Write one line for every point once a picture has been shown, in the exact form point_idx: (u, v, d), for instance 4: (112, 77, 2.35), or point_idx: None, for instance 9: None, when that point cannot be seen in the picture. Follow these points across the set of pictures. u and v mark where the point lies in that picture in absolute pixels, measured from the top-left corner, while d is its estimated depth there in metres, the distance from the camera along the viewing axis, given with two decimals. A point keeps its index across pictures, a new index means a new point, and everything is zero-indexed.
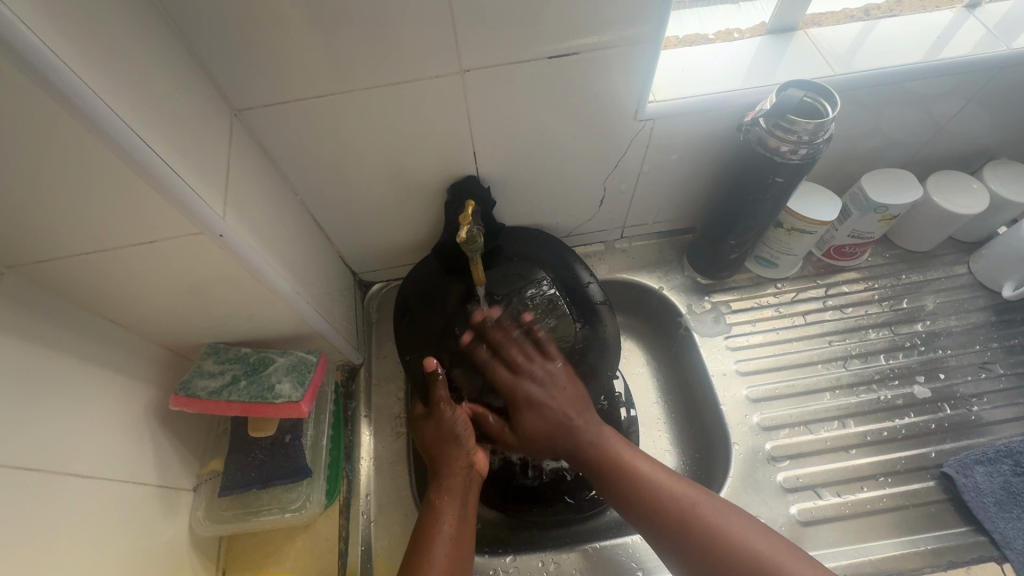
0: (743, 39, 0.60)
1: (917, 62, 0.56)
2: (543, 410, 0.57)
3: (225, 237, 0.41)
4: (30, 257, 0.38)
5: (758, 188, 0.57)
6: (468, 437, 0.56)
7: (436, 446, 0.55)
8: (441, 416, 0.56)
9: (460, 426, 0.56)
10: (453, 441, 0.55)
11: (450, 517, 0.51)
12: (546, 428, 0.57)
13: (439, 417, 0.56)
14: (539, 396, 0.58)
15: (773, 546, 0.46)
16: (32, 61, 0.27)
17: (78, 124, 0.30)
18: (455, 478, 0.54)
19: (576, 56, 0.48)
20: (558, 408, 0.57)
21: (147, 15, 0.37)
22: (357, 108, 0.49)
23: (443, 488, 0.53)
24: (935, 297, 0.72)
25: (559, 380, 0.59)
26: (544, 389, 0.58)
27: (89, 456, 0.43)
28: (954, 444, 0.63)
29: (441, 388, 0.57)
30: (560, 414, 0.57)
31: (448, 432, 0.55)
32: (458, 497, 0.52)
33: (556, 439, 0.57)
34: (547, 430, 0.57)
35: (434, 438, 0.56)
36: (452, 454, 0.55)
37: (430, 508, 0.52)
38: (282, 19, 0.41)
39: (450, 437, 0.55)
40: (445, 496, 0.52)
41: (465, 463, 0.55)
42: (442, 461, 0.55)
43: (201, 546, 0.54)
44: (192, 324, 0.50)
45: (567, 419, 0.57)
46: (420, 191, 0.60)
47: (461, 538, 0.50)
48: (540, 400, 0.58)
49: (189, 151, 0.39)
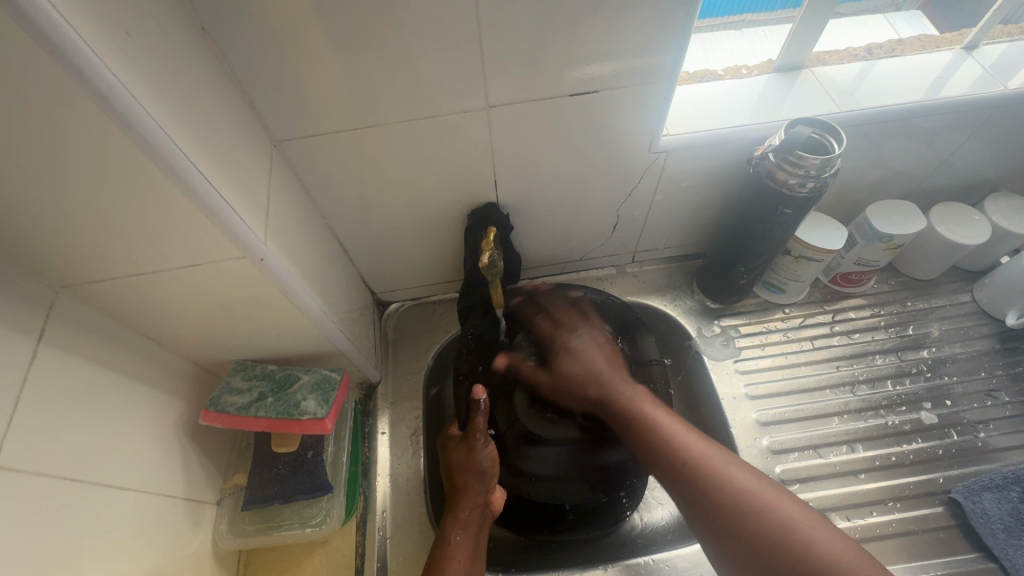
0: (751, 75, 0.63)
1: (918, 100, 0.59)
2: (585, 357, 0.59)
3: (266, 260, 0.44)
4: (82, 278, 0.40)
5: (768, 219, 0.59)
6: (492, 473, 0.57)
7: (461, 478, 0.56)
8: (473, 448, 0.57)
9: (489, 464, 0.57)
10: (477, 475, 0.56)
11: (459, 561, 0.51)
12: (583, 375, 0.58)
13: (469, 451, 0.57)
14: (581, 347, 0.60)
15: (799, 509, 0.44)
16: (112, 104, 0.30)
17: (147, 159, 0.33)
18: (472, 517, 0.55)
19: (597, 93, 0.51)
20: (601, 360, 0.58)
21: (205, 56, 0.40)
22: (386, 140, 0.52)
23: (461, 525, 0.54)
24: (940, 324, 0.74)
25: (597, 337, 0.61)
26: (584, 341, 0.60)
27: (123, 469, 0.45)
28: (961, 470, 0.64)
29: (479, 418, 0.57)
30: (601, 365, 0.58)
31: (476, 464, 0.56)
32: (472, 533, 0.54)
33: (594, 386, 0.57)
34: (581, 377, 0.57)
35: (460, 465, 0.57)
36: (471, 491, 0.56)
37: (446, 550, 0.52)
38: (324, 59, 0.44)
39: (477, 471, 0.56)
40: (459, 537, 0.53)
41: (481, 499, 0.56)
42: (462, 496, 0.56)
43: (222, 560, 0.55)
44: (224, 341, 0.52)
45: (614, 379, 0.57)
46: (441, 216, 0.63)
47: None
48: (585, 348, 0.60)
49: (237, 180, 0.41)
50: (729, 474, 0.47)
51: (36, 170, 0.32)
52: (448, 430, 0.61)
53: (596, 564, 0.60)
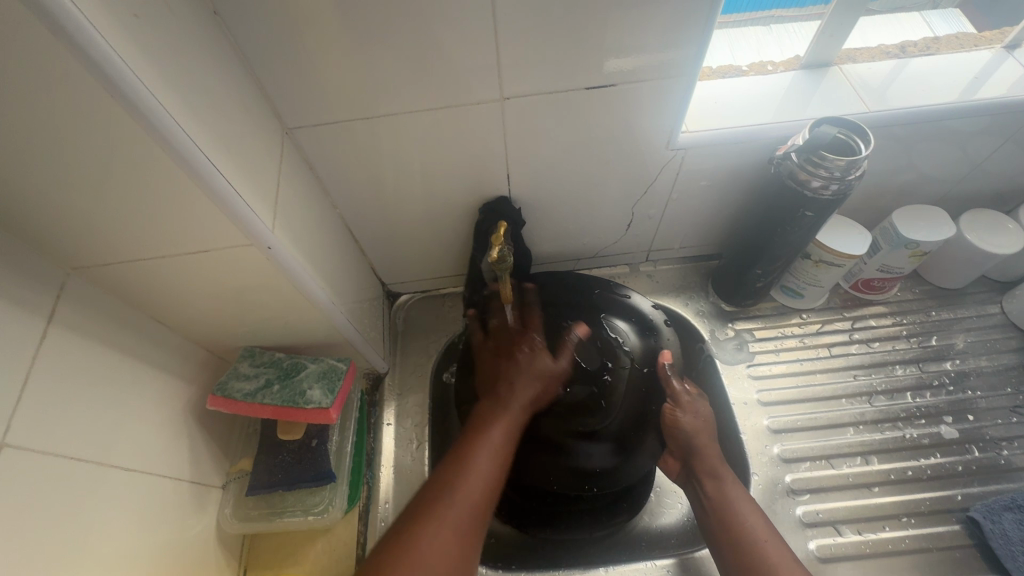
0: (776, 72, 0.61)
1: (953, 101, 0.56)
2: (697, 414, 0.59)
3: (273, 249, 0.43)
4: (93, 260, 0.40)
5: (788, 221, 0.57)
6: (543, 382, 0.57)
7: (518, 369, 0.58)
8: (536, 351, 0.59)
9: (546, 371, 0.58)
10: (531, 381, 0.57)
11: (489, 453, 0.51)
12: (693, 433, 0.58)
13: (535, 354, 0.59)
14: (695, 405, 0.60)
15: None
16: (121, 89, 0.30)
17: (155, 144, 0.33)
18: (517, 412, 0.55)
19: (614, 87, 0.50)
20: (703, 436, 0.58)
21: (217, 42, 0.40)
22: (397, 130, 0.51)
23: (504, 414, 0.55)
24: (966, 335, 0.71)
25: (698, 408, 0.60)
26: (696, 400, 0.60)
27: (130, 450, 0.45)
28: (982, 488, 0.62)
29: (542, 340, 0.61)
30: (703, 439, 0.58)
31: (538, 373, 0.58)
32: (499, 450, 0.52)
33: (696, 438, 0.58)
34: (688, 431, 0.58)
35: (522, 370, 0.58)
36: (520, 387, 0.56)
37: (483, 435, 0.52)
38: (336, 48, 0.43)
39: (528, 367, 0.58)
40: (498, 428, 0.53)
41: (529, 399, 0.56)
42: (514, 389, 0.56)
43: (226, 543, 0.55)
44: (232, 329, 0.53)
45: (712, 459, 0.57)
46: (453, 208, 0.62)
47: (492, 487, 0.49)
48: (696, 415, 0.59)
49: (246, 167, 0.41)
50: (746, 513, 0.53)
51: (46, 153, 0.32)
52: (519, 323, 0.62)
53: (596, 565, 0.59)
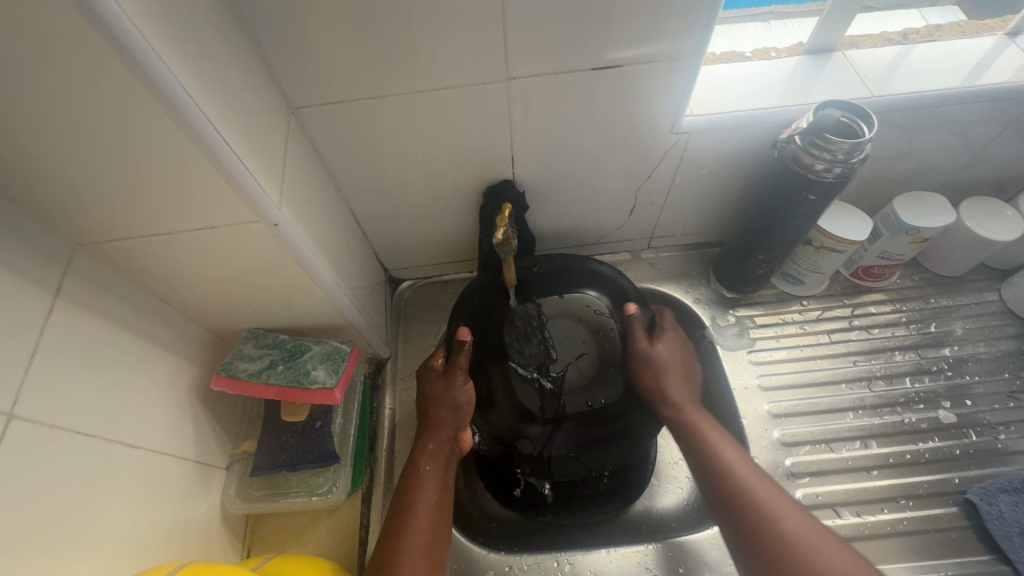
0: (780, 58, 0.61)
1: (955, 87, 0.56)
2: (668, 351, 0.60)
3: (279, 226, 0.43)
4: (100, 236, 0.40)
5: (790, 206, 0.58)
6: (467, 411, 0.58)
7: (434, 407, 0.58)
8: (455, 384, 0.58)
9: (455, 397, 0.57)
10: (450, 408, 0.57)
11: (427, 495, 0.52)
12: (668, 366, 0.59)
13: (443, 384, 0.59)
14: (669, 346, 0.61)
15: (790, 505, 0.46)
16: (135, 61, 0.30)
17: (168, 119, 0.33)
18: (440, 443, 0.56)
19: (621, 68, 0.49)
20: (675, 366, 0.59)
21: (225, 18, 0.40)
22: (403, 112, 0.51)
23: (433, 450, 0.55)
24: (964, 322, 0.72)
25: (676, 349, 0.61)
26: (674, 344, 0.61)
27: (137, 428, 0.45)
28: (979, 471, 0.62)
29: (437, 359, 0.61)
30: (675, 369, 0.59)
31: (453, 400, 0.57)
32: (435, 486, 0.53)
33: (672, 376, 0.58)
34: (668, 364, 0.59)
35: (436, 398, 0.58)
36: (443, 421, 0.57)
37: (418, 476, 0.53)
38: (342, 27, 0.43)
39: (452, 406, 0.57)
40: (431, 464, 0.54)
41: (453, 429, 0.57)
42: (438, 419, 0.57)
43: (230, 522, 0.56)
44: (237, 309, 0.53)
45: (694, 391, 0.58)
46: (457, 192, 0.62)
47: (438, 523, 0.50)
48: (665, 347, 0.60)
49: (254, 144, 0.41)
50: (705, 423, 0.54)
51: (55, 124, 0.32)
52: (433, 360, 0.62)
53: (597, 547, 0.60)
